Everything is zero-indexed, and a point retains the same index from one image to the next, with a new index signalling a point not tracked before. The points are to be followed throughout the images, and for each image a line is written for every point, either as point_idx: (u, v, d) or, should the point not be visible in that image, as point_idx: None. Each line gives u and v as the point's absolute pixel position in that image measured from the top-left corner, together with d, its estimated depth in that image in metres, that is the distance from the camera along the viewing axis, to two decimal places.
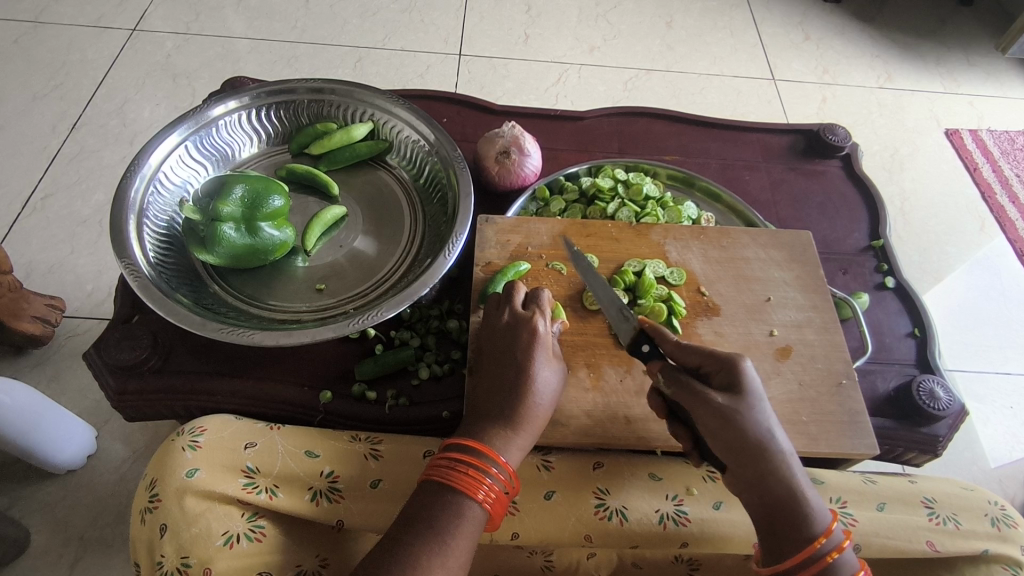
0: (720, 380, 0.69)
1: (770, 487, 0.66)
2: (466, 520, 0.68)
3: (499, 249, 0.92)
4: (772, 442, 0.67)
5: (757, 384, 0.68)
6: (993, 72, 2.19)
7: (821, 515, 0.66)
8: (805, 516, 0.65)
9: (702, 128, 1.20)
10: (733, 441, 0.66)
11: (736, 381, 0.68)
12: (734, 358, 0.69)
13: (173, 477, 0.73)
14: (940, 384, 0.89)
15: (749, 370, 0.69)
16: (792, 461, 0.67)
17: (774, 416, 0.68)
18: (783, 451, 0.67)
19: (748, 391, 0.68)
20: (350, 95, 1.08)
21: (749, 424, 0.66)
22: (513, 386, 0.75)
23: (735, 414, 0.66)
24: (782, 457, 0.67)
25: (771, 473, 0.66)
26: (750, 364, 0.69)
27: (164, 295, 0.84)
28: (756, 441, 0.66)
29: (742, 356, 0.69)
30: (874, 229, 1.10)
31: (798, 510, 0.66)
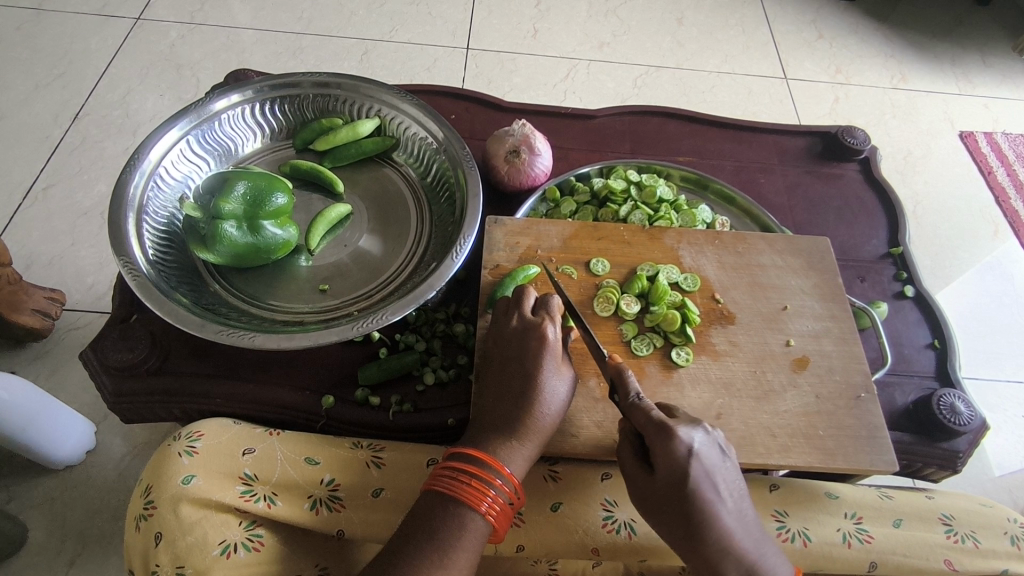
0: (661, 464, 0.65)
1: (720, 568, 0.64)
2: (470, 533, 0.66)
3: (508, 252, 0.89)
4: (717, 524, 0.64)
5: (698, 463, 0.64)
6: (1009, 74, 2.15)
7: None
8: None
9: (717, 129, 1.17)
10: (663, 513, 0.66)
11: (665, 455, 0.65)
12: (662, 432, 0.65)
13: (169, 484, 0.71)
14: (961, 398, 0.86)
15: (675, 445, 0.64)
16: (744, 535, 0.64)
17: (713, 492, 0.64)
18: (724, 522, 0.64)
19: (678, 468, 0.64)
20: (357, 90, 1.05)
21: (672, 504, 0.65)
22: (521, 394, 0.72)
23: (658, 486, 0.65)
24: (719, 528, 0.64)
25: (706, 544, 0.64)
26: (682, 436, 0.65)
27: (163, 294, 0.81)
28: (684, 515, 0.64)
29: (669, 429, 0.65)
30: (893, 237, 1.07)
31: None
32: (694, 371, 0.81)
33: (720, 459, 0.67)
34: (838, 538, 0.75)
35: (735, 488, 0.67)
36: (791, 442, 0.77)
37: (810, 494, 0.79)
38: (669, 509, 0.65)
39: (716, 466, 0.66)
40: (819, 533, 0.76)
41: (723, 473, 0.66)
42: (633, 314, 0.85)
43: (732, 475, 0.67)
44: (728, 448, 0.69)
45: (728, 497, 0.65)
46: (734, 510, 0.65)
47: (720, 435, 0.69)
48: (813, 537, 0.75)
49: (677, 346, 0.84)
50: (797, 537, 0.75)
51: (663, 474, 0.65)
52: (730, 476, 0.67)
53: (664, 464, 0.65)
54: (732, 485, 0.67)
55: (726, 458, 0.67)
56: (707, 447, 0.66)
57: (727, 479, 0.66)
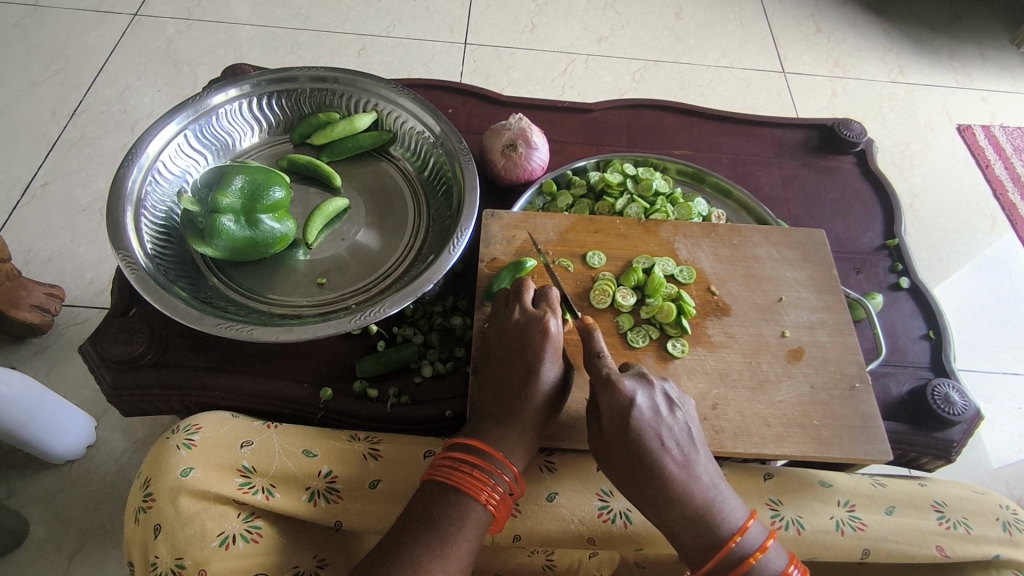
0: (606, 414, 0.69)
1: (668, 512, 0.66)
2: (470, 523, 0.66)
3: (504, 245, 0.90)
4: (661, 470, 0.66)
5: (639, 411, 0.68)
6: (1006, 68, 2.15)
7: (710, 529, 0.65)
8: (692, 530, 0.65)
9: (714, 122, 1.17)
10: (614, 461, 0.69)
11: (609, 403, 0.69)
12: (605, 383, 0.70)
13: (167, 476, 0.71)
14: (956, 388, 0.86)
15: (616, 394, 0.69)
16: (693, 482, 0.66)
17: (657, 440, 0.68)
18: (668, 467, 0.67)
19: (619, 414, 0.68)
20: (354, 84, 1.06)
21: (618, 450, 0.68)
22: (521, 384, 0.73)
23: (606, 435, 0.70)
24: (663, 473, 0.66)
25: (654, 491, 0.66)
26: (622, 385, 0.69)
27: (161, 288, 0.82)
28: (630, 461, 0.68)
29: (610, 379, 0.70)
30: (889, 228, 1.07)
31: (689, 523, 0.66)
32: (690, 363, 0.82)
33: (668, 411, 0.70)
34: (832, 525, 0.76)
35: (686, 438, 0.69)
36: (786, 432, 0.78)
37: (803, 482, 0.80)
38: (618, 458, 0.69)
39: (662, 416, 0.69)
40: (812, 520, 0.77)
41: (669, 423, 0.69)
42: (630, 306, 0.85)
43: (684, 427, 0.70)
44: (684, 404, 0.72)
45: (675, 447, 0.68)
46: (682, 458, 0.67)
47: (675, 391, 0.73)
48: (806, 525, 0.76)
49: (673, 337, 0.84)
50: (791, 525, 0.76)
51: (607, 421, 0.69)
52: (680, 427, 0.69)
53: (608, 413, 0.69)
54: (682, 435, 0.69)
55: (676, 411, 0.70)
56: (651, 398, 0.70)
57: (676, 430, 0.69)
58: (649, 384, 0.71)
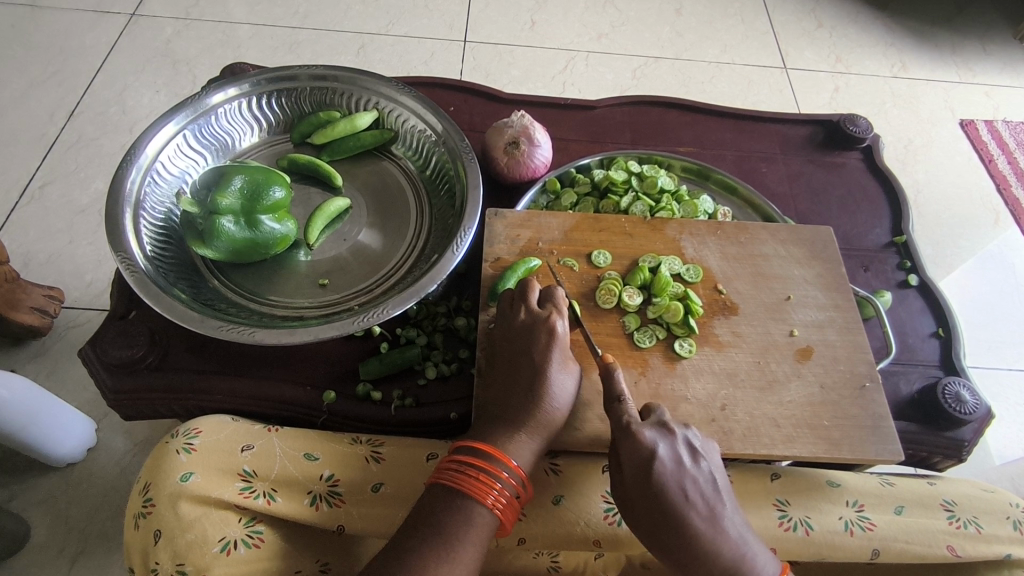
0: (629, 468, 0.67)
1: (696, 569, 0.65)
2: (476, 526, 0.65)
3: (509, 245, 0.89)
4: (687, 527, 0.65)
5: (663, 465, 0.66)
6: (1009, 62, 2.14)
7: None
8: None
9: (718, 119, 1.16)
10: (636, 516, 0.67)
11: (632, 457, 0.67)
12: (627, 435, 0.68)
13: (167, 481, 0.70)
14: (966, 387, 0.85)
15: (639, 447, 0.67)
16: (721, 539, 0.65)
17: (682, 495, 0.66)
18: (695, 524, 0.65)
19: (643, 468, 0.66)
20: (355, 83, 1.04)
21: (641, 507, 0.66)
22: (528, 387, 0.72)
23: (628, 488, 0.67)
24: (690, 531, 0.65)
25: (681, 549, 0.65)
26: (643, 437, 0.67)
27: (161, 290, 0.81)
28: (655, 519, 0.66)
29: (632, 431, 0.68)
30: (896, 225, 1.06)
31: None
32: (698, 363, 0.81)
33: (691, 462, 0.68)
34: (841, 526, 0.75)
35: (711, 491, 0.67)
36: (795, 433, 0.77)
37: (811, 482, 0.78)
38: (641, 514, 0.67)
39: (686, 468, 0.67)
40: (821, 521, 0.76)
41: (693, 476, 0.67)
42: (636, 306, 0.84)
43: (709, 477, 0.68)
44: (707, 451, 0.70)
45: (701, 500, 0.66)
46: (708, 512, 0.66)
47: (696, 437, 0.71)
48: (815, 526, 0.75)
49: (680, 337, 0.83)
50: (800, 526, 0.75)
51: (630, 475, 0.67)
52: (705, 479, 0.68)
53: (630, 467, 0.67)
54: (707, 487, 0.67)
55: (699, 461, 0.68)
56: (674, 449, 0.68)
57: (701, 482, 0.67)
58: (670, 433, 0.69)
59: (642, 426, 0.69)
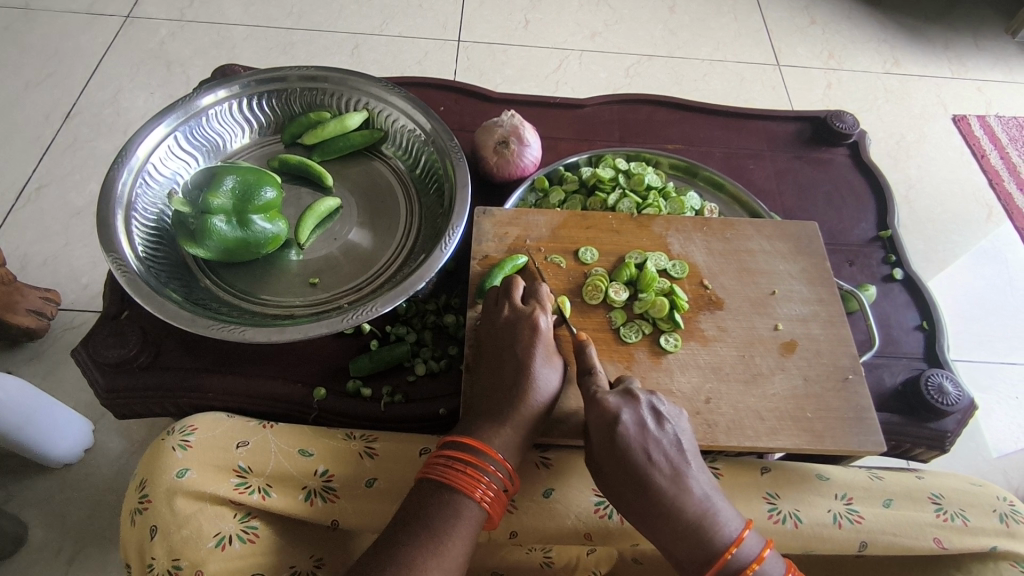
0: (594, 431, 0.70)
1: (661, 527, 0.67)
2: (464, 520, 0.66)
3: (496, 242, 0.90)
4: (649, 485, 0.67)
5: (624, 427, 0.68)
6: (1001, 57, 2.15)
7: (707, 544, 0.65)
8: (688, 544, 0.65)
9: (706, 116, 1.17)
10: (606, 480, 0.70)
11: (596, 421, 0.70)
12: (592, 403, 0.71)
13: (163, 477, 0.71)
14: (949, 378, 0.86)
15: (602, 412, 0.70)
16: (683, 497, 0.66)
17: (645, 457, 0.68)
18: (658, 484, 0.67)
19: (606, 432, 0.69)
20: (345, 83, 1.05)
21: (607, 469, 0.69)
22: (513, 381, 0.73)
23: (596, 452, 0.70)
24: (653, 490, 0.67)
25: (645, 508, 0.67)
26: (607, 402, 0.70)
27: (153, 290, 0.82)
28: (620, 480, 0.68)
29: (596, 398, 0.71)
30: (882, 220, 1.07)
31: (684, 538, 0.66)
32: (683, 357, 0.82)
33: (656, 426, 0.70)
34: (829, 518, 0.76)
35: (676, 452, 0.69)
36: (779, 426, 0.78)
37: (801, 476, 0.80)
38: (609, 475, 0.69)
39: (649, 432, 0.69)
40: (810, 514, 0.77)
41: (656, 439, 0.69)
42: (622, 301, 0.85)
43: (674, 440, 0.69)
44: (676, 416, 0.72)
45: (664, 461, 0.68)
46: (671, 472, 0.67)
47: (666, 403, 0.72)
48: (804, 519, 0.76)
49: (666, 332, 0.84)
50: (788, 518, 0.76)
51: (596, 438, 0.70)
52: (669, 441, 0.69)
53: (595, 432, 0.70)
54: (671, 449, 0.69)
55: (665, 425, 0.70)
56: (637, 414, 0.70)
57: (665, 444, 0.69)
58: (636, 398, 0.71)
59: (607, 393, 0.71)
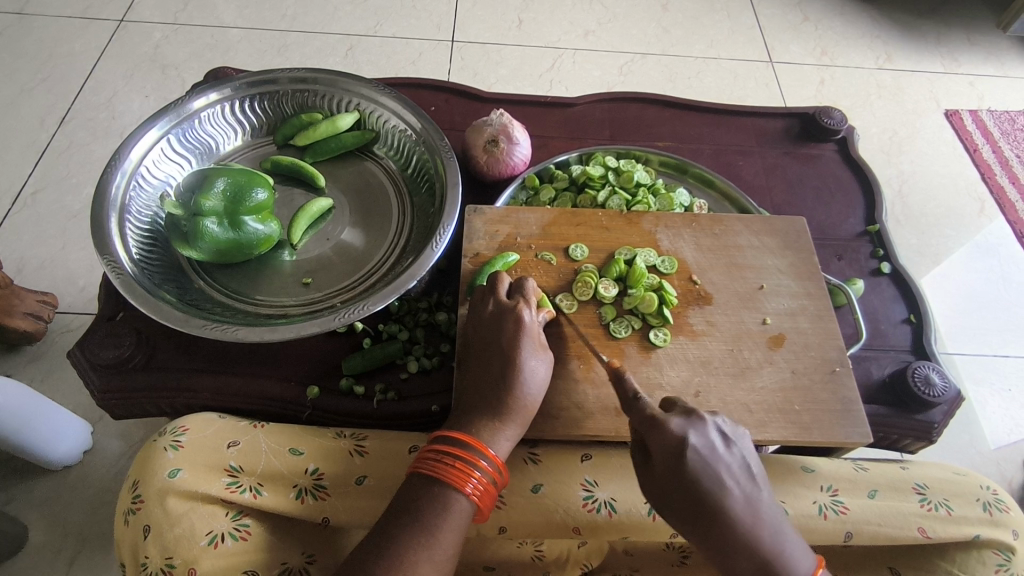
0: (660, 457, 0.66)
1: (736, 557, 0.64)
2: (453, 514, 0.67)
3: (487, 240, 0.90)
4: (726, 513, 0.64)
5: (696, 451, 0.65)
6: (993, 52, 2.16)
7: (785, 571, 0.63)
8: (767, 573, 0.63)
9: (696, 114, 1.18)
10: (673, 508, 0.66)
11: (665, 445, 0.66)
12: (657, 423, 0.67)
13: (155, 477, 0.72)
14: (936, 369, 0.87)
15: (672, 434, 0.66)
16: (761, 524, 0.64)
17: (722, 482, 0.65)
18: (736, 511, 0.64)
19: (678, 457, 0.65)
20: (335, 85, 1.06)
21: (678, 497, 0.65)
22: (501, 375, 0.74)
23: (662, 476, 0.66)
24: (731, 517, 0.64)
25: (722, 536, 0.64)
26: (675, 425, 0.67)
27: (147, 292, 0.83)
28: (694, 509, 0.64)
29: (664, 420, 0.67)
30: (870, 214, 1.08)
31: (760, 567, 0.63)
32: (672, 352, 0.83)
33: (725, 449, 0.67)
34: (815, 510, 0.77)
35: (746, 478, 0.66)
36: (767, 418, 0.79)
37: (786, 468, 0.81)
38: (676, 504, 0.66)
39: (720, 455, 0.66)
40: (796, 506, 0.77)
41: (727, 464, 0.66)
42: (612, 297, 0.86)
43: (743, 465, 0.67)
44: (738, 437, 0.69)
45: (737, 487, 0.65)
46: (746, 499, 0.65)
47: (727, 424, 0.70)
48: (789, 510, 0.77)
49: (655, 327, 0.85)
50: None
51: (662, 464, 0.66)
52: (738, 465, 0.67)
53: (662, 457, 0.66)
54: (741, 474, 0.66)
55: (732, 448, 0.67)
56: (706, 437, 0.67)
57: (735, 469, 0.66)
58: (701, 421, 0.68)
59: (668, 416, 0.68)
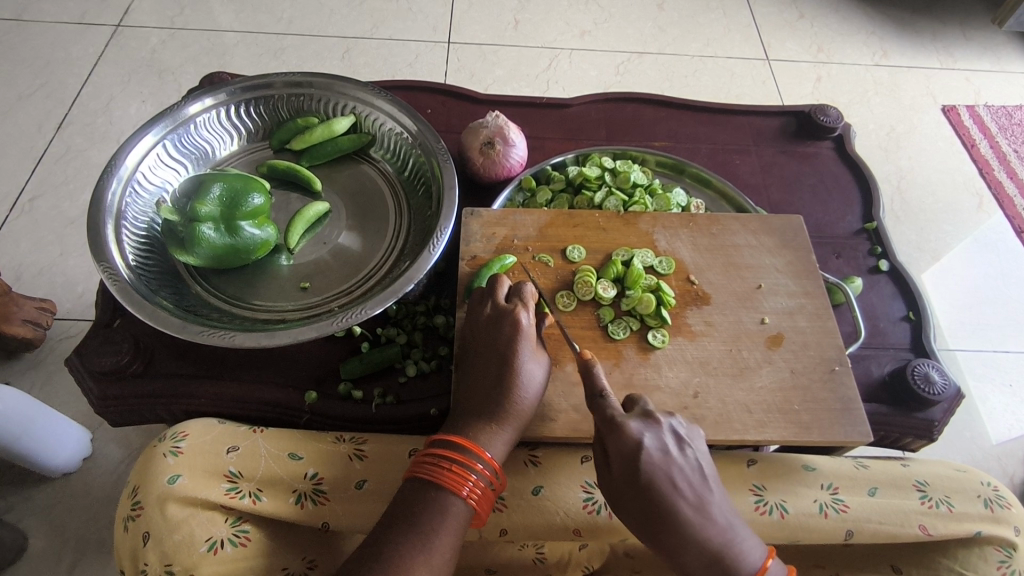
0: (615, 458, 0.68)
1: (685, 554, 0.66)
2: (451, 517, 0.67)
3: (484, 243, 0.90)
4: (675, 513, 0.65)
5: (649, 453, 0.67)
6: (990, 47, 2.16)
7: (737, 569, 0.65)
8: (717, 571, 0.65)
9: (692, 113, 1.18)
10: (628, 506, 0.68)
11: (620, 447, 0.67)
12: (614, 425, 0.68)
13: (155, 484, 0.72)
14: (935, 367, 0.87)
15: (628, 436, 0.67)
16: (711, 525, 0.66)
17: (673, 483, 0.66)
18: (686, 512, 0.66)
19: (631, 460, 0.66)
20: (330, 88, 1.06)
21: (631, 496, 0.67)
22: (499, 379, 0.74)
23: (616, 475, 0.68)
24: (681, 518, 0.65)
25: (672, 535, 0.65)
26: (632, 427, 0.68)
27: (144, 298, 0.82)
28: (645, 508, 0.66)
29: (620, 423, 0.68)
30: (868, 212, 1.08)
31: (710, 565, 0.65)
32: (671, 352, 0.83)
33: (678, 450, 0.68)
34: (815, 508, 0.77)
35: (699, 479, 0.68)
36: (766, 418, 0.78)
37: (787, 467, 0.80)
38: (630, 503, 0.67)
39: (672, 458, 0.67)
40: (796, 504, 0.78)
41: (679, 464, 0.67)
42: (610, 298, 0.86)
43: (696, 467, 0.68)
44: (693, 437, 0.71)
45: (688, 486, 0.67)
46: (696, 500, 0.66)
47: (683, 425, 0.71)
48: (790, 509, 0.77)
49: (653, 328, 0.85)
50: (775, 510, 0.77)
51: (617, 465, 0.68)
52: (691, 466, 0.68)
53: (617, 458, 0.68)
54: (694, 475, 0.68)
55: (686, 450, 0.69)
56: (660, 439, 0.68)
57: (687, 470, 0.68)
58: (657, 423, 0.69)
59: (626, 417, 0.69)
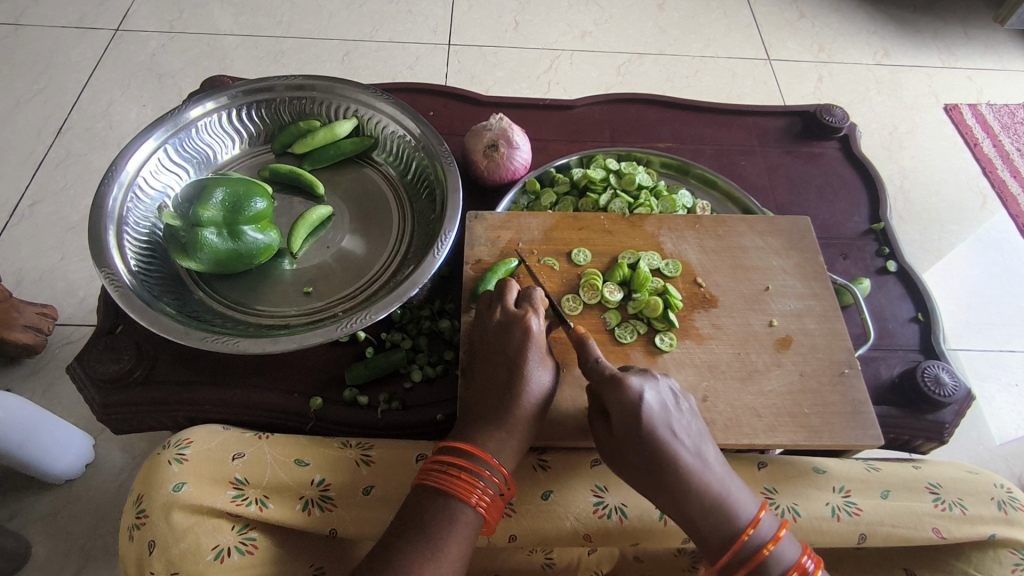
0: (616, 412, 0.69)
1: (686, 503, 0.67)
2: (460, 525, 0.66)
3: (489, 246, 0.90)
4: (677, 461, 0.67)
5: (650, 405, 0.68)
6: (991, 45, 2.15)
7: (736, 517, 0.66)
8: (718, 519, 0.66)
9: (696, 114, 1.17)
10: (630, 458, 0.68)
11: (622, 399, 0.68)
12: (616, 380, 0.69)
13: (160, 491, 0.72)
14: (946, 369, 0.87)
15: (631, 389, 0.68)
16: (709, 472, 0.67)
17: (674, 433, 0.68)
18: (687, 459, 0.67)
19: (635, 411, 0.67)
20: (333, 91, 1.05)
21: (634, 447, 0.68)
22: (508, 386, 0.73)
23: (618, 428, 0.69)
24: (683, 465, 0.67)
25: (674, 483, 0.66)
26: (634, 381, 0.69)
27: (147, 304, 0.82)
28: (648, 458, 0.67)
29: (623, 377, 0.69)
30: (875, 212, 1.07)
31: (711, 514, 0.66)
32: (679, 356, 0.82)
33: (676, 404, 0.70)
34: (828, 511, 0.76)
35: (695, 430, 0.69)
36: (776, 422, 0.78)
37: (798, 470, 0.80)
38: (632, 455, 0.68)
39: (671, 410, 0.69)
40: (808, 508, 0.77)
41: (678, 418, 0.69)
42: (617, 302, 0.85)
43: (692, 419, 0.70)
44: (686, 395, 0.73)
45: (686, 439, 0.68)
46: (694, 449, 0.68)
47: (677, 385, 0.73)
48: (802, 512, 0.76)
49: (661, 331, 0.84)
50: (787, 512, 0.76)
51: (619, 419, 0.69)
52: (688, 419, 0.70)
53: (618, 413, 0.69)
54: (691, 426, 0.69)
55: (682, 403, 0.70)
56: (659, 393, 0.69)
57: (685, 422, 0.69)
58: (654, 378, 0.71)
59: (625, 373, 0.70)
